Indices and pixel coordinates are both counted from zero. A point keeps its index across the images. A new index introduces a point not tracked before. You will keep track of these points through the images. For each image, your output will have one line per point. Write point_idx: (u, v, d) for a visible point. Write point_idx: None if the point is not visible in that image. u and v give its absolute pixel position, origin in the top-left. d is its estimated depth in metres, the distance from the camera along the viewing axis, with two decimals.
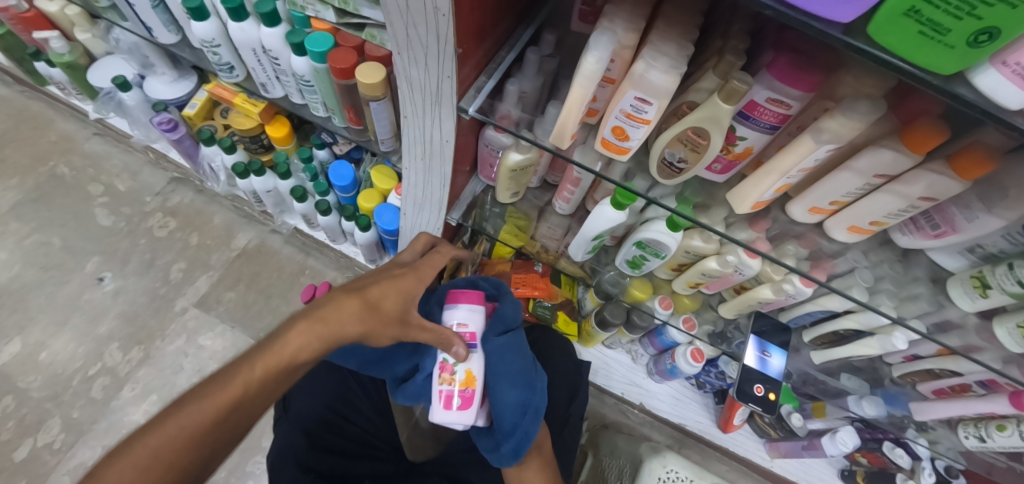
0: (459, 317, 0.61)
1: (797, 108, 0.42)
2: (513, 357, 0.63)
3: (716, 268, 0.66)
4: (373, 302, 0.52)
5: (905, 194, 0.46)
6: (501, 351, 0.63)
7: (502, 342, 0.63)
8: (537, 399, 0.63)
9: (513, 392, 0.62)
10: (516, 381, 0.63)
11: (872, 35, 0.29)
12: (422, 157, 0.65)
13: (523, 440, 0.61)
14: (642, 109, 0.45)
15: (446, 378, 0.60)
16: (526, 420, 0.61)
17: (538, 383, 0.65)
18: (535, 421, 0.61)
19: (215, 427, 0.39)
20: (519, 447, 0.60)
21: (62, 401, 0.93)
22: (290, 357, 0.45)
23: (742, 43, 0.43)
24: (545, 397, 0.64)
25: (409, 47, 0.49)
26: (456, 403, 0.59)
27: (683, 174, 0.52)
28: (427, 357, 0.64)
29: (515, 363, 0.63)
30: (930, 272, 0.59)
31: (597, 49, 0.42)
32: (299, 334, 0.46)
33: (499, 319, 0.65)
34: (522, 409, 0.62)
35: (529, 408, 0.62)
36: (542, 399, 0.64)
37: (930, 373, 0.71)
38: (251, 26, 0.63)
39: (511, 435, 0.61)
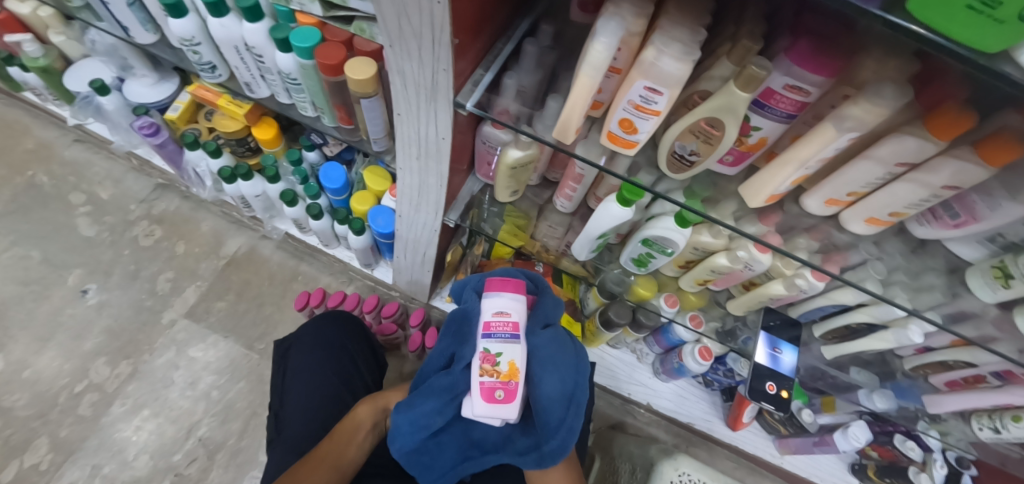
0: (504, 306, 0.61)
1: (816, 94, 0.40)
2: (558, 349, 0.61)
3: (725, 264, 0.64)
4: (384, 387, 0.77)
5: (927, 183, 0.44)
6: (546, 342, 0.60)
7: (545, 335, 0.61)
8: (579, 391, 0.61)
9: (560, 385, 0.59)
10: (563, 374, 0.60)
11: (912, 11, 0.28)
12: (417, 156, 0.63)
13: (565, 437, 0.59)
14: (652, 100, 0.42)
15: (487, 369, 0.57)
16: (569, 416, 0.60)
17: (581, 375, 0.63)
18: (577, 416, 0.60)
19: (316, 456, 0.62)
20: (563, 444, 0.60)
21: (48, 420, 0.89)
22: (353, 423, 0.69)
23: (756, 29, 0.41)
24: (586, 389, 0.63)
25: (402, 40, 0.46)
26: (501, 397, 0.56)
27: (694, 167, 0.49)
28: (462, 346, 0.60)
29: (563, 356, 0.61)
30: (947, 263, 0.57)
31: (604, 35, 0.39)
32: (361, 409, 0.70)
33: (539, 314, 0.63)
34: (566, 402, 0.60)
35: (571, 401, 0.60)
36: (584, 393, 0.63)
37: (943, 364, 0.69)
38: (232, 22, 0.60)
39: (556, 432, 0.59)
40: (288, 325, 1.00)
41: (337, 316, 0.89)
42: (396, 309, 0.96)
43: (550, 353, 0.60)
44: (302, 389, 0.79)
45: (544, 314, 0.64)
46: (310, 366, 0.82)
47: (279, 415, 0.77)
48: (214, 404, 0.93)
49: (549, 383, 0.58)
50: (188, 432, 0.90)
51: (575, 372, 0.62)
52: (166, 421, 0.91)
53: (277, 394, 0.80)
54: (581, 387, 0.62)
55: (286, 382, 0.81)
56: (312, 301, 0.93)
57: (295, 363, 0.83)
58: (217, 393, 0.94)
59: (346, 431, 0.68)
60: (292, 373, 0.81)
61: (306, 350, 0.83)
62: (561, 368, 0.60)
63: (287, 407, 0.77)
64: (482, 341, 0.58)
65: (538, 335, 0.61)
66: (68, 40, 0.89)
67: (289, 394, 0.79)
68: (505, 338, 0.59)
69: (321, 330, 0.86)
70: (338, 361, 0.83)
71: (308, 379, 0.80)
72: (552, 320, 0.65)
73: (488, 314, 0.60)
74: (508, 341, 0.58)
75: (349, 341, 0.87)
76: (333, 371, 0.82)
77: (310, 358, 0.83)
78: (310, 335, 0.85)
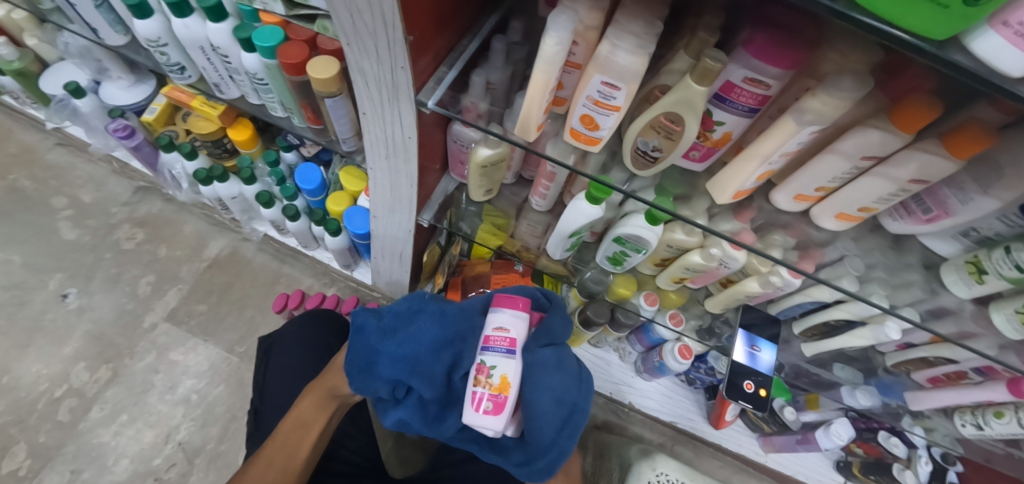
0: (510, 324, 0.58)
1: (776, 88, 0.39)
2: (562, 366, 0.58)
3: (700, 262, 0.63)
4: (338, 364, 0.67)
5: (895, 177, 0.43)
6: (552, 358, 0.58)
7: (552, 350, 0.58)
8: (578, 414, 0.59)
9: (557, 404, 0.57)
10: (565, 391, 0.57)
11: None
12: (386, 156, 0.62)
13: (557, 456, 0.58)
14: (610, 95, 0.41)
15: (480, 380, 0.55)
16: (562, 437, 0.58)
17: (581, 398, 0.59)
18: (573, 438, 0.58)
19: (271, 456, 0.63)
20: (552, 464, 0.59)
21: (27, 426, 0.89)
22: (302, 415, 0.67)
23: (714, 20, 0.39)
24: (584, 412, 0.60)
25: (358, 37, 0.46)
26: (490, 409, 0.54)
27: (658, 163, 0.48)
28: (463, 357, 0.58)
29: (567, 377, 0.59)
30: (923, 259, 0.56)
31: (557, 30, 0.38)
32: (309, 398, 0.68)
33: (548, 330, 0.60)
34: (567, 413, 0.58)
35: (573, 415, 0.59)
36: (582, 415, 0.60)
37: (924, 360, 0.68)
38: (196, 22, 0.59)
39: (547, 452, 0.58)
40: (270, 328, 1.00)
41: (320, 313, 0.88)
42: None
43: (552, 368, 0.57)
44: (281, 387, 0.78)
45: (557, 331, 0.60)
46: (291, 362, 0.81)
47: (259, 412, 0.77)
48: (195, 407, 0.92)
49: (547, 399, 0.56)
50: (168, 437, 0.90)
51: (579, 389, 0.60)
52: (146, 425, 0.90)
53: (258, 390, 0.80)
54: (585, 399, 0.60)
55: (267, 378, 0.81)
56: (290, 303, 0.92)
57: (277, 360, 0.82)
58: (197, 397, 0.93)
59: (296, 426, 0.66)
60: (273, 371, 0.81)
61: (287, 347, 0.82)
62: (565, 387, 0.58)
63: (266, 402, 0.77)
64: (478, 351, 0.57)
65: (547, 353, 0.57)
66: (41, 43, 0.88)
67: (269, 390, 0.79)
68: (502, 352, 0.56)
69: (305, 326, 0.84)
70: (318, 359, 0.82)
71: (287, 376, 0.79)
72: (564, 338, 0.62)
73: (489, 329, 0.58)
74: (506, 357, 0.56)
75: (330, 337, 0.85)
76: (314, 368, 0.81)
77: (291, 355, 0.82)
78: (293, 332, 0.84)
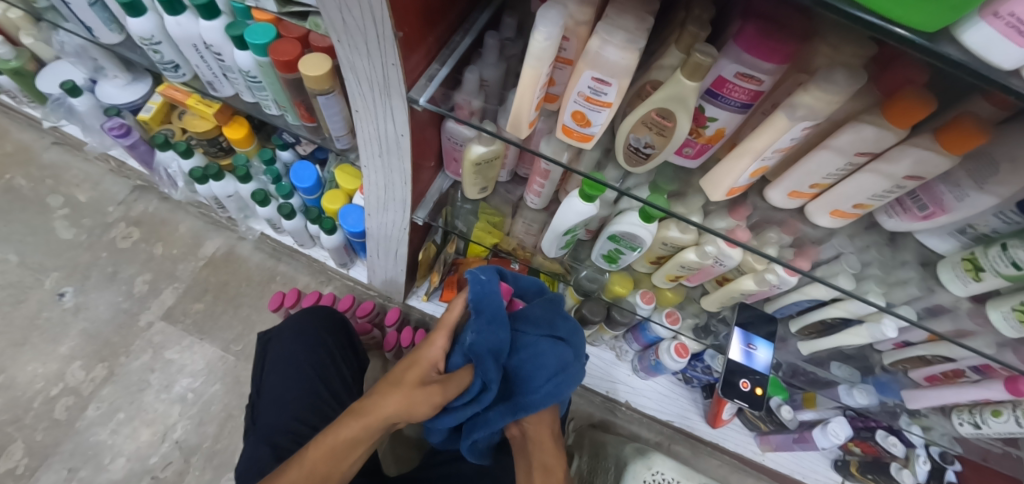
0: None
1: (768, 83, 0.39)
2: (533, 358, 0.59)
3: (694, 260, 0.63)
4: (398, 377, 0.56)
5: (890, 174, 0.42)
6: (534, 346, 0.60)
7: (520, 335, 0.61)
8: (530, 400, 0.58)
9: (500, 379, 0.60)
10: (521, 372, 0.59)
11: None
12: (380, 154, 0.61)
13: (477, 427, 0.61)
14: (601, 91, 0.41)
15: None
16: (488, 414, 0.60)
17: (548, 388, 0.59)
18: (498, 419, 0.59)
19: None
20: (487, 425, 0.60)
21: (24, 424, 0.89)
22: (339, 444, 0.53)
23: (705, 14, 0.39)
24: (540, 403, 0.59)
25: (348, 34, 0.45)
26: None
27: (650, 160, 0.48)
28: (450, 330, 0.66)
29: (542, 367, 0.59)
30: (920, 256, 0.56)
31: (546, 24, 0.38)
32: (346, 428, 0.54)
33: (529, 318, 0.62)
34: (507, 392, 0.59)
35: (506, 400, 0.59)
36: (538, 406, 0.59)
37: (922, 359, 0.68)
38: (189, 20, 0.59)
39: (473, 417, 0.62)
40: (266, 326, 1.00)
41: (316, 309, 0.87)
42: (372, 307, 0.95)
43: (516, 349, 0.60)
44: (277, 382, 0.78)
45: (535, 320, 0.62)
46: (289, 357, 0.80)
47: (255, 407, 0.76)
48: (191, 406, 0.92)
49: (516, 382, 0.59)
50: (164, 435, 0.90)
51: (545, 383, 0.59)
52: (142, 424, 0.90)
53: (255, 386, 0.80)
54: (534, 403, 0.59)
55: (264, 373, 0.80)
56: (286, 301, 0.92)
57: (273, 355, 0.81)
58: (194, 395, 0.93)
59: (328, 457, 0.53)
60: (270, 366, 0.80)
61: (284, 342, 0.82)
62: (531, 375, 0.59)
63: (263, 398, 0.77)
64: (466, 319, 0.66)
65: (521, 338, 0.61)
66: (38, 42, 0.88)
67: (266, 386, 0.78)
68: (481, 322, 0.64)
69: (301, 322, 0.84)
70: (316, 354, 0.81)
71: (284, 372, 0.79)
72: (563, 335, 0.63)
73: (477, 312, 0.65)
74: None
75: (327, 333, 0.85)
76: (310, 363, 0.80)
77: (288, 350, 0.81)
78: (291, 327, 0.83)
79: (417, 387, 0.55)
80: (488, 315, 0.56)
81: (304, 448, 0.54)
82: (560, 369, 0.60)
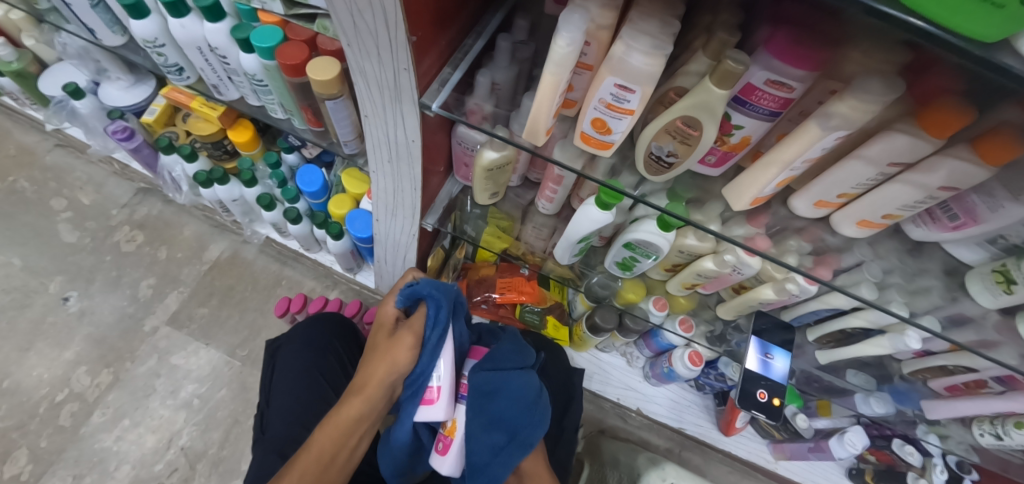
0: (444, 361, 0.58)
1: (800, 90, 0.37)
2: (514, 393, 0.59)
3: (712, 269, 0.61)
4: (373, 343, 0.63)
5: (923, 185, 0.41)
6: (510, 382, 0.59)
7: (496, 376, 0.59)
8: (527, 431, 0.58)
9: (493, 426, 0.57)
10: (510, 414, 0.58)
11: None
12: (389, 159, 0.60)
13: (488, 483, 0.56)
14: (624, 98, 0.39)
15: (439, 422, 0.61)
16: (496, 463, 0.56)
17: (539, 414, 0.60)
18: (510, 463, 0.56)
19: (318, 472, 0.52)
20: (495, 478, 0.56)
21: (29, 430, 0.88)
22: (346, 421, 0.56)
23: (732, 18, 0.38)
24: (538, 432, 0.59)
25: (359, 38, 0.44)
26: (424, 394, 0.58)
27: (673, 169, 0.46)
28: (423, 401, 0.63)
29: (523, 397, 0.59)
30: (945, 265, 0.54)
31: (568, 29, 0.36)
32: (348, 406, 0.57)
33: (499, 358, 0.62)
34: (508, 434, 0.57)
35: (510, 441, 0.57)
36: (535, 433, 0.59)
37: (943, 369, 0.66)
38: (194, 22, 0.57)
39: (479, 473, 0.56)
40: (272, 331, 0.98)
41: (325, 316, 0.86)
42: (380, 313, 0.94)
43: (497, 393, 0.58)
44: (286, 390, 0.77)
45: (507, 356, 0.62)
46: (297, 365, 0.79)
47: (264, 416, 0.75)
48: (197, 412, 0.91)
49: (505, 420, 0.57)
50: (171, 442, 0.89)
51: (531, 417, 0.59)
52: (148, 430, 0.89)
53: (264, 394, 0.79)
54: (530, 432, 0.58)
55: (273, 381, 0.79)
56: (292, 307, 0.90)
57: (282, 363, 0.80)
58: (199, 401, 0.92)
59: (337, 437, 0.55)
60: (279, 374, 0.79)
61: (293, 349, 0.81)
62: (519, 411, 0.58)
63: (271, 407, 0.75)
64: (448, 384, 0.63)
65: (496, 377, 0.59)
66: (39, 43, 0.87)
67: (275, 394, 0.77)
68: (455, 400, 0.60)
69: (309, 329, 0.83)
70: (324, 361, 0.80)
71: (293, 379, 0.78)
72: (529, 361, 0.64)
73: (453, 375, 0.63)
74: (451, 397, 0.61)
75: (335, 341, 0.84)
76: (319, 370, 0.79)
77: (296, 357, 0.80)
78: (299, 334, 0.83)
79: (391, 342, 0.59)
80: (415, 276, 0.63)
81: (314, 432, 0.56)
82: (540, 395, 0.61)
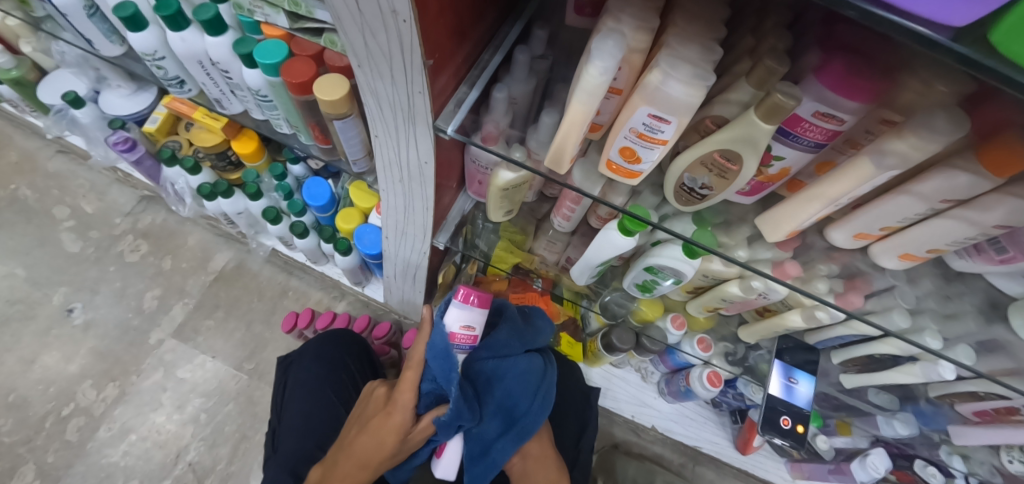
0: (462, 319, 0.59)
1: (851, 123, 0.34)
2: (516, 378, 0.62)
3: (737, 294, 0.58)
4: (376, 432, 0.55)
5: (977, 222, 0.37)
6: (512, 368, 0.62)
7: (499, 363, 0.62)
8: (527, 420, 0.62)
9: (495, 413, 0.61)
10: (513, 400, 0.62)
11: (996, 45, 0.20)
12: (400, 178, 0.57)
13: (487, 466, 0.61)
14: (657, 128, 0.37)
15: None
16: (496, 448, 0.61)
17: (539, 394, 0.64)
18: (507, 451, 0.61)
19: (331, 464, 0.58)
20: (482, 474, 0.61)
21: (35, 445, 0.87)
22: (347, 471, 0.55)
23: (780, 43, 0.35)
24: (538, 419, 0.63)
25: (371, 60, 0.41)
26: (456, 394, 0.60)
27: (705, 200, 0.44)
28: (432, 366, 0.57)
29: (525, 385, 0.63)
30: (988, 296, 0.49)
31: (601, 58, 0.34)
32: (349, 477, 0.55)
33: (498, 344, 0.62)
34: (506, 426, 0.61)
35: (509, 430, 0.62)
36: (534, 423, 0.63)
37: (972, 394, 0.62)
38: (194, 36, 0.54)
39: (479, 459, 0.61)
40: (279, 345, 0.97)
41: (339, 334, 0.85)
42: (389, 327, 0.92)
43: (498, 379, 0.61)
44: (299, 407, 0.75)
45: (509, 342, 0.63)
46: (310, 381, 0.78)
47: (276, 433, 0.74)
48: (203, 427, 0.90)
49: (502, 409, 0.61)
50: (178, 457, 0.88)
51: (532, 404, 0.63)
52: (155, 445, 0.88)
53: (276, 412, 0.77)
54: (529, 421, 0.62)
55: (285, 399, 0.78)
56: (300, 323, 0.88)
57: (294, 380, 0.79)
58: (206, 416, 0.91)
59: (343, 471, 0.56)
60: (291, 391, 0.78)
61: (306, 366, 0.79)
62: (519, 402, 0.62)
63: (282, 423, 0.74)
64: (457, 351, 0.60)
65: (503, 367, 0.62)
66: (37, 51, 0.84)
67: (287, 412, 0.75)
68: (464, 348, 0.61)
69: (323, 346, 0.81)
70: (338, 378, 0.79)
71: (306, 396, 0.76)
72: (532, 343, 0.66)
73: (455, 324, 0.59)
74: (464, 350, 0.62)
75: (349, 358, 0.82)
76: (332, 388, 0.78)
77: (311, 374, 0.79)
78: (313, 350, 0.81)
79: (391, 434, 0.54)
80: (437, 351, 0.56)
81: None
82: (541, 382, 0.65)
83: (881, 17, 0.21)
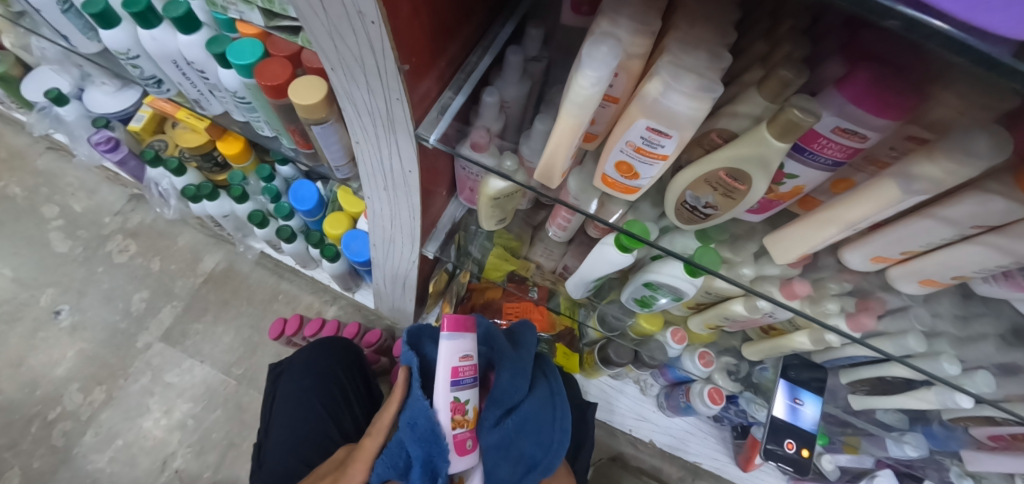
0: (456, 351, 0.50)
1: (874, 141, 0.30)
2: (530, 420, 0.54)
3: (742, 313, 0.55)
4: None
5: (1012, 251, 0.33)
6: (525, 411, 0.54)
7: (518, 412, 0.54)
8: (547, 458, 0.54)
9: (518, 459, 0.52)
10: (532, 444, 0.53)
11: None
12: (385, 186, 0.54)
13: None
14: (656, 143, 0.33)
15: (457, 420, 0.49)
16: None
17: (555, 432, 0.55)
18: None
19: None
20: None
21: (21, 450, 0.86)
22: None
23: (797, 50, 0.31)
24: (563, 450, 0.55)
25: (343, 63, 0.37)
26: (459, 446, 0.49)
27: (709, 219, 0.40)
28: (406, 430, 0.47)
29: (539, 421, 0.55)
30: (1013, 323, 0.44)
31: (592, 67, 0.31)
32: None
33: (504, 388, 0.53)
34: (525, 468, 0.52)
35: (529, 472, 0.52)
36: (557, 456, 0.54)
37: (988, 418, 0.57)
38: (166, 34, 0.51)
39: None
40: (270, 349, 0.95)
41: (330, 342, 0.82)
42: (379, 335, 0.89)
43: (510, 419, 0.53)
44: (285, 422, 0.73)
45: (513, 385, 0.54)
46: (298, 394, 0.75)
47: (263, 448, 0.72)
48: (191, 433, 0.89)
49: (524, 457, 0.52)
50: (165, 464, 0.86)
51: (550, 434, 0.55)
52: (141, 451, 0.87)
53: (264, 425, 0.75)
54: (550, 457, 0.54)
55: (272, 412, 0.75)
56: (287, 330, 0.86)
57: (282, 392, 0.76)
58: (194, 422, 0.89)
59: None
60: (279, 403, 0.75)
61: (294, 377, 0.77)
62: (539, 440, 0.54)
63: (269, 439, 0.72)
64: (462, 391, 0.50)
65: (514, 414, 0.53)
66: (16, 47, 0.81)
67: (273, 426, 0.73)
68: (470, 384, 0.51)
69: (313, 356, 0.79)
70: (327, 390, 0.76)
71: (293, 410, 0.74)
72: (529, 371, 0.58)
73: (453, 361, 0.49)
74: (473, 385, 0.52)
75: (340, 369, 0.79)
76: (320, 401, 0.74)
77: (300, 385, 0.76)
78: (302, 360, 0.79)
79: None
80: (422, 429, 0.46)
81: None
82: (553, 416, 0.57)
83: (933, 30, 0.17)
